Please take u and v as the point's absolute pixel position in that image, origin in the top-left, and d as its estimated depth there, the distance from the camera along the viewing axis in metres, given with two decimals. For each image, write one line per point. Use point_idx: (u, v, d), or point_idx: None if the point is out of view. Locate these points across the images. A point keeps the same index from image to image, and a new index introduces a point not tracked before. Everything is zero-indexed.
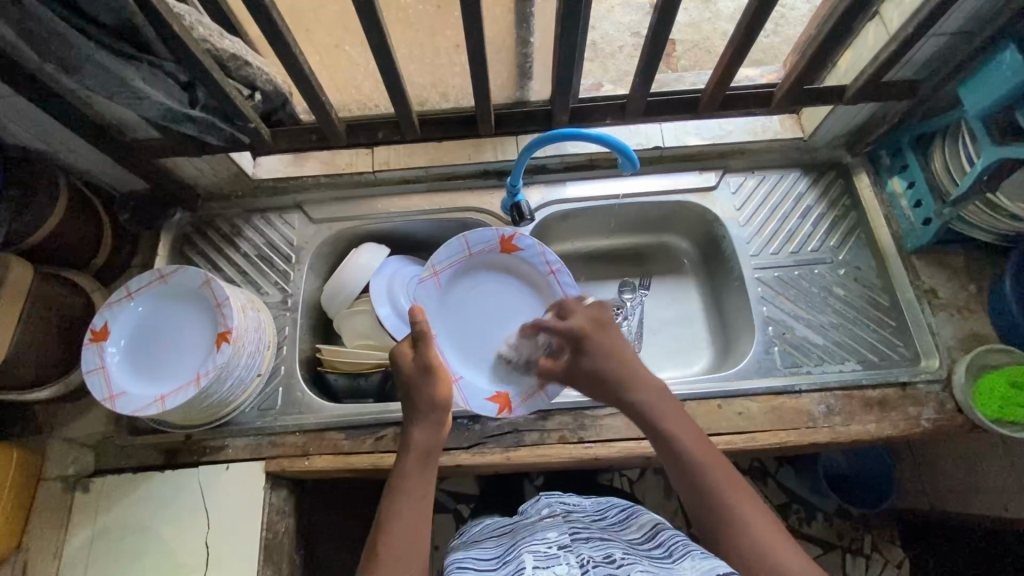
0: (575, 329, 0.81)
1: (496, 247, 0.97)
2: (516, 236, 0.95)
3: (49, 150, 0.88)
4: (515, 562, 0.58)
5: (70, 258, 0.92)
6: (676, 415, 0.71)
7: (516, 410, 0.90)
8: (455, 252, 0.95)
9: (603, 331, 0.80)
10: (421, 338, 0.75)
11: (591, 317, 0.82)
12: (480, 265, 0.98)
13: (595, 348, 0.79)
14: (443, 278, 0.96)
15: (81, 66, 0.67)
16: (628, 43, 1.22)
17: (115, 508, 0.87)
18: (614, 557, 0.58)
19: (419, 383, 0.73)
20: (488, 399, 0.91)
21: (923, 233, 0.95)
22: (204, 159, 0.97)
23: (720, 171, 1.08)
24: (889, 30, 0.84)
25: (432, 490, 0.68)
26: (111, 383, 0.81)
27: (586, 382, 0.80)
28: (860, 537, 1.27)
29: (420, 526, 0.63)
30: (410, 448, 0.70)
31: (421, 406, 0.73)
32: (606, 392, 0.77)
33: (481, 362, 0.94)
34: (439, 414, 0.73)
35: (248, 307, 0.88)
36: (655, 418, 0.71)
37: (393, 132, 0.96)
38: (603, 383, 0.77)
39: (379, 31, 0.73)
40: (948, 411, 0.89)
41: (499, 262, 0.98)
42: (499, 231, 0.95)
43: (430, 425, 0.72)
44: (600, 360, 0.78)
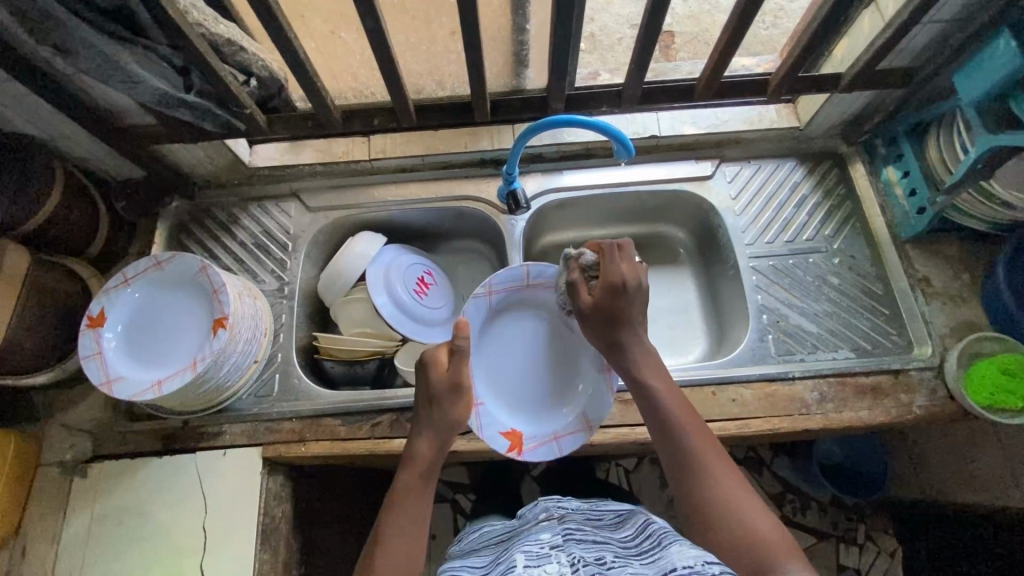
0: (614, 279, 0.75)
1: (553, 285, 0.92)
2: None
3: (45, 137, 0.88)
4: (508, 563, 0.59)
5: (66, 244, 0.92)
6: (664, 377, 0.73)
7: (524, 454, 0.85)
8: (514, 277, 0.90)
9: (638, 294, 0.76)
10: (460, 356, 0.72)
11: (633, 277, 0.76)
12: (530, 298, 0.92)
13: (624, 302, 0.75)
14: (495, 299, 0.90)
15: (76, 49, 0.67)
16: (627, 34, 1.22)
17: (113, 493, 0.88)
18: (606, 559, 0.58)
19: (443, 401, 0.71)
20: (501, 433, 0.85)
21: (918, 222, 0.95)
22: (200, 146, 0.97)
23: (716, 160, 1.08)
24: (884, 17, 0.84)
25: (429, 507, 0.67)
26: (108, 368, 0.82)
27: (594, 327, 0.77)
28: (853, 526, 1.28)
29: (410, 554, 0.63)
30: (411, 459, 0.70)
31: (435, 423, 0.71)
32: (608, 338, 0.76)
33: (507, 399, 0.89)
34: (451, 434, 0.71)
35: (243, 293, 0.89)
36: (642, 376, 0.73)
37: (389, 119, 0.96)
38: (607, 331, 0.76)
39: (374, 17, 0.73)
40: (940, 398, 0.90)
41: (549, 302, 0.92)
42: (562, 270, 0.91)
43: (436, 439, 0.71)
44: (625, 316, 0.75)
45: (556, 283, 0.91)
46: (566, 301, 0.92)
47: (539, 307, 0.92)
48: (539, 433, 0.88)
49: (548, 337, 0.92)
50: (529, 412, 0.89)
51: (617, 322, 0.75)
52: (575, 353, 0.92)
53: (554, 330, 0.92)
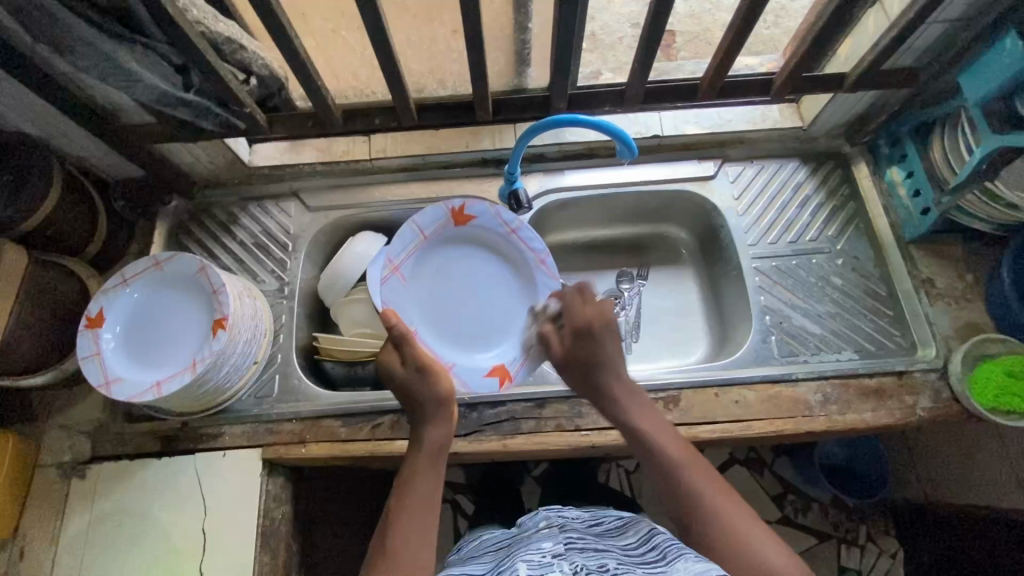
0: (584, 324, 0.79)
1: (448, 223, 0.96)
2: (465, 205, 0.95)
3: (43, 136, 0.87)
4: (509, 572, 0.59)
5: (64, 245, 0.91)
6: (657, 422, 0.74)
7: (514, 379, 0.93)
8: (408, 241, 0.94)
9: (606, 334, 0.79)
10: (403, 340, 0.75)
11: (601, 319, 0.80)
12: (438, 244, 0.97)
13: (599, 347, 0.79)
14: (404, 270, 0.94)
15: (74, 47, 0.67)
16: (629, 34, 1.21)
17: (111, 495, 0.87)
18: (608, 566, 0.59)
19: (415, 384, 0.74)
20: (487, 376, 0.92)
21: (922, 223, 0.95)
22: (200, 145, 0.96)
23: (719, 160, 1.07)
24: (889, 16, 0.83)
25: (440, 488, 0.68)
26: (106, 369, 0.81)
27: (575, 378, 0.80)
28: (855, 527, 1.26)
29: (427, 534, 0.64)
30: (421, 446, 0.71)
31: (428, 406, 0.73)
32: (591, 387, 0.78)
33: (468, 343, 0.95)
34: (446, 409, 0.73)
35: (243, 294, 0.88)
36: (635, 424, 0.74)
37: (390, 118, 0.95)
38: (588, 378, 0.78)
39: (375, 14, 0.72)
40: (943, 400, 0.89)
41: (455, 236, 0.98)
42: (445, 206, 0.95)
43: (439, 421, 0.72)
44: (599, 359, 0.78)
45: (449, 219, 0.96)
46: (470, 227, 0.97)
47: (452, 245, 0.98)
48: (517, 353, 0.95)
49: (477, 266, 0.98)
50: (495, 338, 0.96)
51: (594, 369, 0.78)
52: (508, 269, 0.98)
53: (479, 258, 0.98)
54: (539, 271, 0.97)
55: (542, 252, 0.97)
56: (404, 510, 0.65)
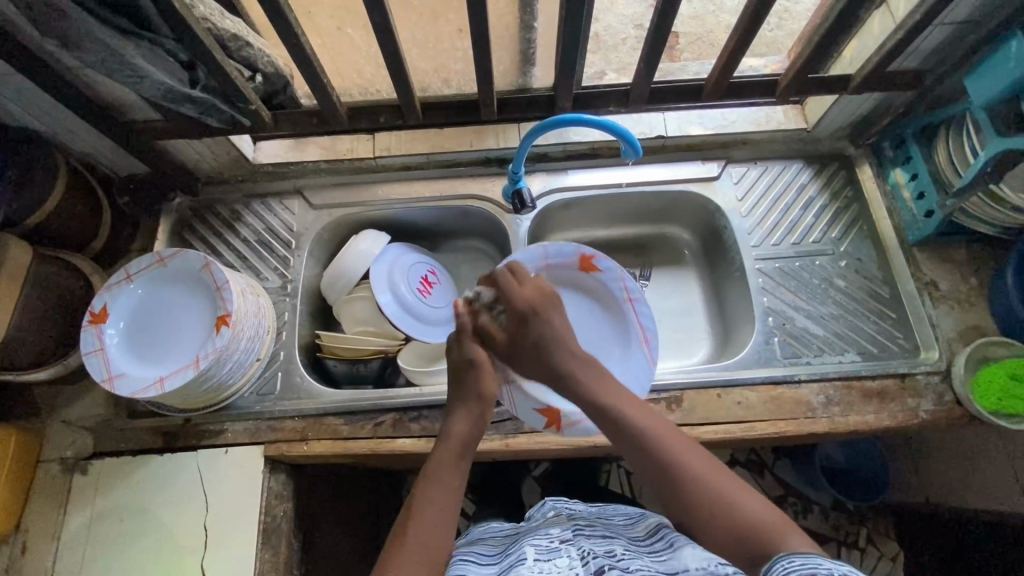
0: (519, 305, 0.77)
1: (574, 263, 0.96)
2: (597, 255, 0.94)
3: (48, 131, 0.87)
4: (518, 556, 0.61)
5: (68, 240, 0.91)
6: (617, 392, 0.71)
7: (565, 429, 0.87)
8: (530, 261, 0.95)
9: (549, 305, 0.78)
10: (466, 335, 0.78)
11: (534, 300, 0.78)
12: (552, 278, 0.96)
13: (538, 328, 0.76)
14: None
15: (80, 42, 0.66)
16: (632, 34, 1.21)
17: (114, 490, 0.87)
18: (615, 551, 0.60)
19: (465, 375, 0.75)
20: (539, 410, 0.87)
21: (926, 225, 0.95)
22: (204, 142, 0.96)
23: (723, 161, 1.07)
24: (895, 18, 0.83)
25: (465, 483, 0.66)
26: (109, 365, 0.81)
27: (528, 359, 0.76)
28: (856, 530, 1.27)
29: (450, 518, 0.62)
30: (449, 439, 0.70)
31: (463, 399, 0.74)
32: (546, 367, 0.74)
33: None
34: (485, 407, 0.73)
35: (247, 291, 0.88)
36: (602, 399, 0.70)
37: (394, 117, 0.96)
38: (544, 359, 0.74)
39: (382, 11, 0.72)
40: (946, 403, 0.89)
41: (574, 280, 0.97)
42: (579, 248, 0.95)
43: (471, 417, 0.72)
44: (547, 333, 0.75)
45: (576, 262, 0.95)
46: (590, 278, 0.96)
47: (566, 287, 0.97)
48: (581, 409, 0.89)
49: (581, 316, 0.96)
50: None
51: (547, 346, 0.75)
52: (613, 328, 0.95)
53: (584, 305, 0.96)
54: (639, 349, 0.92)
55: (650, 332, 0.92)
56: (425, 502, 0.63)
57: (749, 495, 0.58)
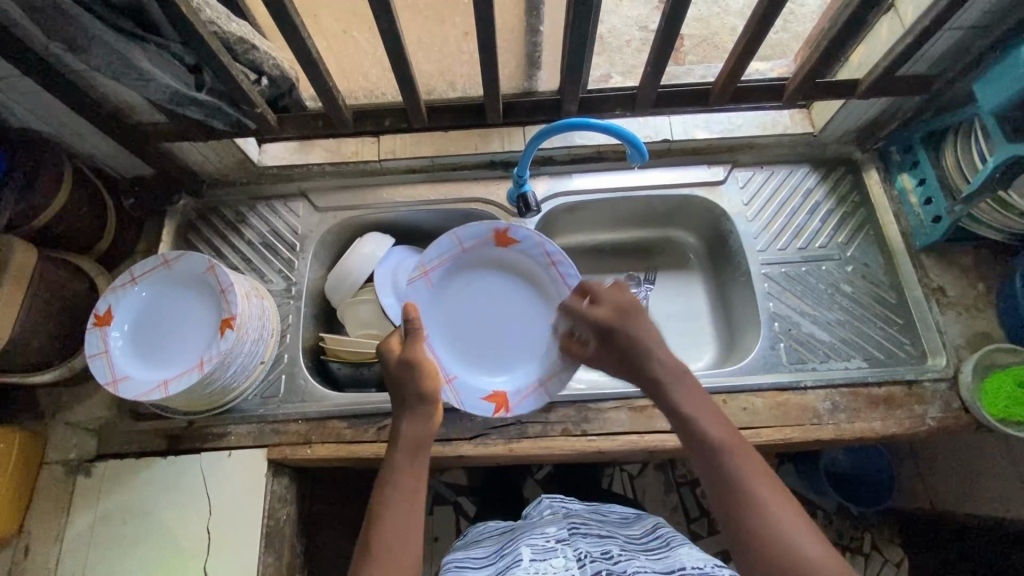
0: (600, 321, 0.80)
1: (488, 241, 0.94)
2: (512, 227, 0.92)
3: (54, 133, 0.87)
4: (514, 555, 0.60)
5: (73, 241, 0.91)
6: (702, 403, 0.69)
7: (513, 410, 0.88)
8: (445, 249, 0.92)
9: (626, 320, 0.77)
10: (412, 335, 0.76)
11: (613, 312, 0.79)
12: (472, 260, 0.94)
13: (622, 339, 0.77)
14: (433, 275, 0.93)
15: (87, 46, 0.66)
16: (637, 37, 1.20)
17: (118, 492, 0.87)
18: (612, 553, 0.60)
19: (403, 377, 0.74)
20: (484, 399, 0.88)
21: (933, 231, 0.94)
22: (210, 144, 0.96)
23: (728, 165, 1.07)
24: (904, 23, 0.83)
25: (423, 483, 0.68)
26: (114, 367, 0.81)
27: (613, 360, 0.79)
28: (860, 536, 1.26)
29: (409, 521, 0.63)
30: (399, 442, 0.71)
31: (409, 399, 0.74)
32: (631, 369, 0.75)
33: (477, 361, 0.91)
34: (428, 406, 0.74)
35: (252, 294, 0.88)
36: (680, 404, 0.69)
37: (400, 119, 0.96)
38: (628, 363, 0.76)
39: (388, 14, 0.72)
40: (953, 410, 0.88)
41: (494, 256, 0.95)
42: (492, 224, 0.92)
43: (417, 419, 0.72)
44: (631, 342, 0.76)
45: (491, 238, 0.93)
46: (509, 251, 0.94)
47: (489, 262, 0.95)
48: (521, 387, 0.90)
49: (507, 292, 0.95)
50: (506, 366, 0.92)
51: (633, 352, 0.75)
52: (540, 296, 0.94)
53: (508, 282, 0.95)
54: None
55: None
56: (385, 510, 0.64)
57: (813, 539, 0.56)
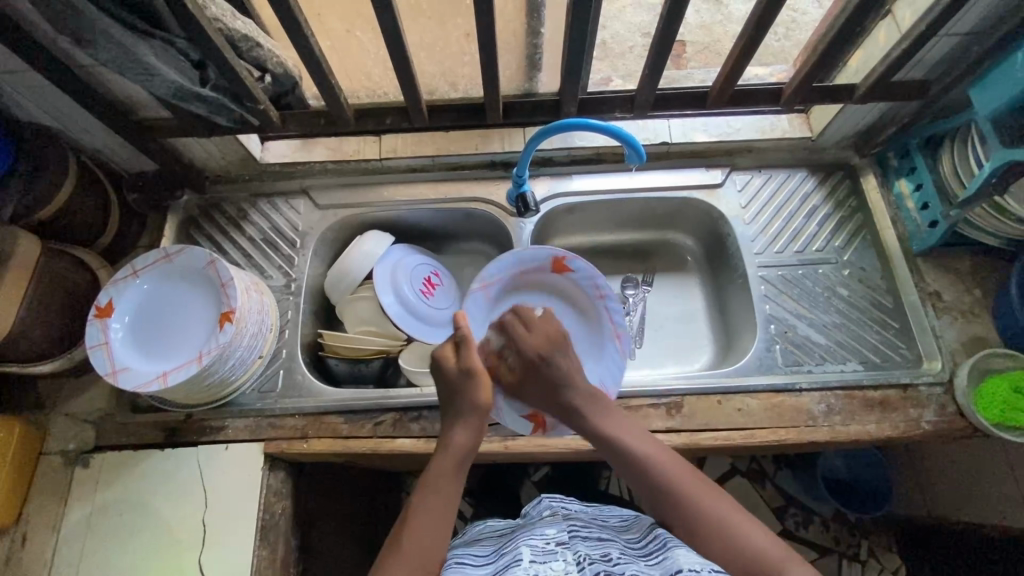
0: (527, 353, 0.78)
1: (547, 267, 0.98)
2: (570, 257, 0.97)
3: (60, 127, 0.88)
4: (514, 556, 0.61)
5: (76, 234, 0.92)
6: (621, 422, 0.73)
7: (552, 431, 0.89)
8: (506, 268, 0.97)
9: (556, 353, 0.78)
10: (464, 342, 0.74)
11: (543, 344, 0.78)
12: (529, 284, 1.00)
13: (552, 370, 0.77)
14: (492, 292, 0.98)
15: (94, 40, 0.67)
16: (639, 43, 1.22)
17: (116, 484, 0.88)
18: (611, 556, 0.60)
19: (458, 386, 0.72)
20: (525, 417, 0.89)
21: (929, 235, 0.95)
22: (212, 140, 0.97)
23: (727, 168, 1.07)
24: (901, 28, 0.84)
25: (460, 493, 0.68)
26: (114, 359, 0.82)
27: (539, 400, 0.79)
28: (857, 542, 1.26)
29: (443, 523, 0.64)
30: (450, 450, 0.70)
31: (460, 408, 0.72)
32: (557, 405, 0.77)
33: None
34: (483, 417, 0.72)
35: (251, 288, 0.89)
36: (600, 426, 0.73)
37: (402, 119, 0.97)
38: (555, 398, 0.76)
39: (391, 14, 0.73)
40: (949, 414, 0.89)
41: (548, 282, 1.00)
42: (553, 251, 0.97)
43: (472, 428, 0.71)
44: (558, 382, 0.76)
45: (549, 264, 0.98)
46: (564, 279, 0.99)
47: (540, 286, 1.00)
48: None
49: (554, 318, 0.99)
50: None
51: (557, 391, 0.76)
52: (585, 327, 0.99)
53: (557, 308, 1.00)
54: (611, 343, 0.97)
55: (620, 326, 0.97)
56: (420, 512, 0.65)
57: (750, 523, 0.61)
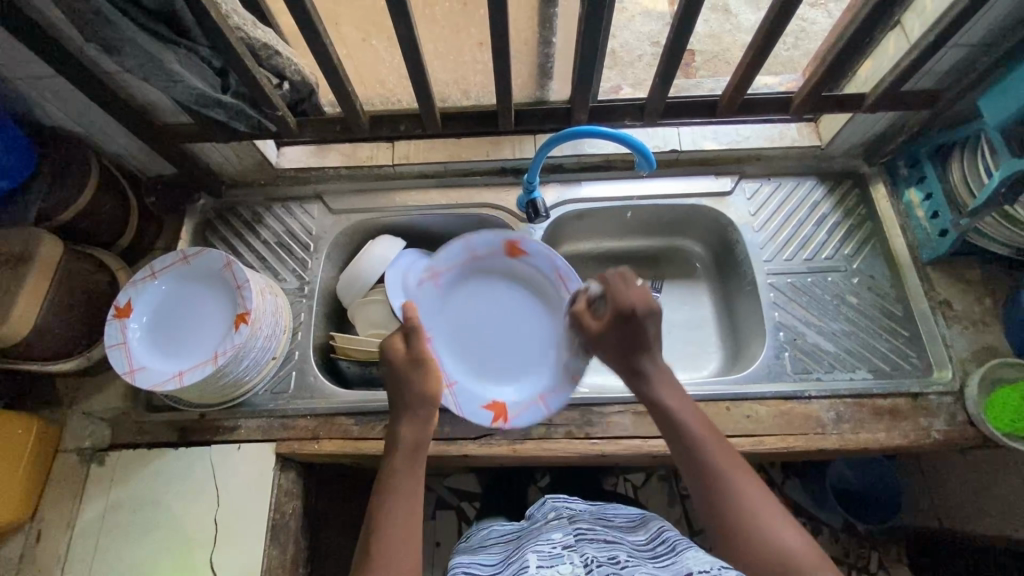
0: (622, 306, 0.75)
1: (499, 253, 1.00)
2: (523, 241, 0.98)
3: (83, 131, 0.91)
4: (521, 563, 0.61)
5: (96, 237, 0.95)
6: (682, 399, 0.71)
7: (511, 421, 0.90)
8: (455, 256, 0.98)
9: (646, 320, 0.74)
10: (414, 331, 0.77)
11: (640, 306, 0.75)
12: (484, 272, 1.01)
13: (640, 329, 0.74)
14: (442, 283, 0.99)
15: (121, 47, 0.69)
16: (648, 51, 1.23)
17: (130, 482, 0.89)
18: (619, 558, 0.60)
19: (403, 377, 0.75)
20: (482, 407, 0.91)
21: (939, 244, 0.95)
22: (229, 145, 0.99)
23: (736, 176, 1.08)
24: (910, 39, 0.85)
25: (422, 485, 0.69)
26: (132, 358, 0.84)
27: (615, 354, 0.77)
28: (866, 554, 1.24)
29: (410, 517, 0.65)
30: (399, 443, 0.72)
31: (408, 402, 0.74)
32: (627, 365, 0.75)
33: (482, 374, 0.95)
34: (429, 405, 0.74)
35: (266, 290, 0.91)
36: (661, 400, 0.71)
37: (415, 125, 0.99)
38: (630, 359, 0.75)
39: (408, 23, 0.75)
40: (959, 423, 0.88)
41: (505, 269, 1.01)
42: (506, 236, 0.98)
43: (416, 420, 0.73)
44: (640, 341, 0.74)
45: (503, 249, 0.99)
46: (520, 264, 1.00)
47: (496, 277, 1.01)
48: (521, 399, 0.93)
49: (514, 306, 1.00)
50: (505, 382, 0.95)
51: (636, 347, 0.74)
52: (550, 321, 0.99)
53: (515, 296, 1.01)
54: None
55: None
56: (386, 515, 0.65)
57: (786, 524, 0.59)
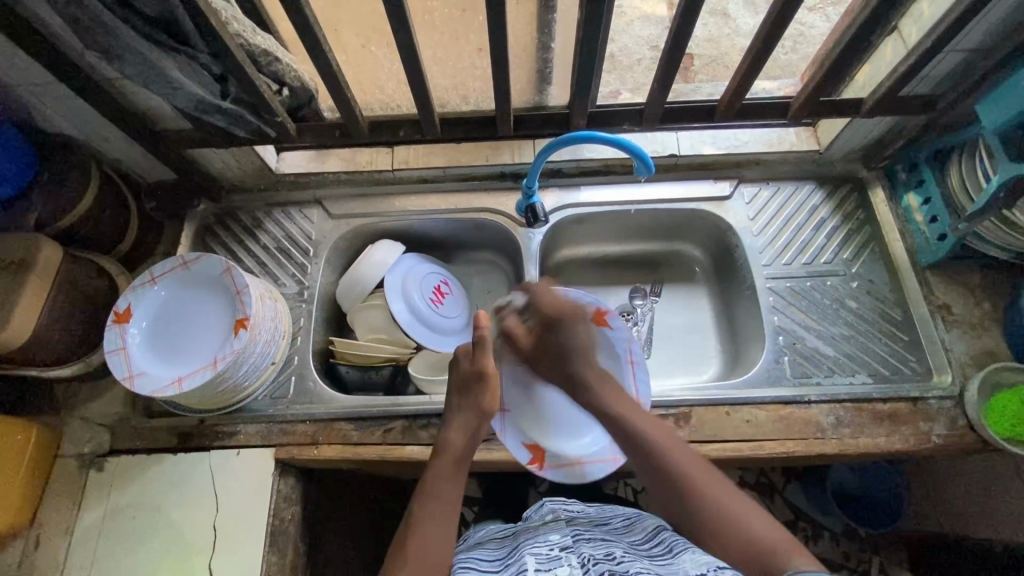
0: (546, 314, 0.84)
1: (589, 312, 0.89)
2: (612, 313, 0.86)
3: (84, 137, 0.91)
4: (519, 565, 0.61)
5: (96, 242, 0.95)
6: (626, 403, 0.76)
7: (544, 470, 0.86)
8: None
9: (565, 327, 0.83)
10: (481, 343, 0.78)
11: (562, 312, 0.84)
12: None
13: (563, 337, 0.82)
14: None
15: (121, 54, 0.69)
16: (647, 56, 1.23)
17: (129, 487, 0.89)
18: (615, 555, 0.61)
19: (466, 386, 0.76)
20: (523, 444, 0.87)
21: (938, 248, 0.95)
22: (229, 151, 1.00)
23: (735, 181, 1.08)
24: (907, 44, 0.85)
25: (461, 493, 0.68)
26: (131, 364, 0.84)
27: (545, 365, 0.83)
28: (867, 558, 1.24)
29: (446, 522, 0.65)
30: (445, 449, 0.72)
31: (458, 410, 0.75)
32: (564, 375, 0.81)
33: (533, 415, 0.89)
34: (483, 420, 0.75)
35: (266, 296, 0.91)
36: (609, 407, 0.76)
37: (414, 131, 0.99)
38: (562, 366, 0.81)
39: (407, 30, 0.75)
40: (959, 428, 0.88)
41: None
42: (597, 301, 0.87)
43: (466, 429, 0.74)
44: (569, 348, 0.82)
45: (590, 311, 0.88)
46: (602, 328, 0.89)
47: None
48: (565, 453, 0.87)
49: None
50: (554, 431, 0.89)
51: (568, 355, 0.81)
52: None
53: None
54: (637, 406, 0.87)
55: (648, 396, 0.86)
56: (426, 518, 0.64)
57: (754, 513, 0.61)
